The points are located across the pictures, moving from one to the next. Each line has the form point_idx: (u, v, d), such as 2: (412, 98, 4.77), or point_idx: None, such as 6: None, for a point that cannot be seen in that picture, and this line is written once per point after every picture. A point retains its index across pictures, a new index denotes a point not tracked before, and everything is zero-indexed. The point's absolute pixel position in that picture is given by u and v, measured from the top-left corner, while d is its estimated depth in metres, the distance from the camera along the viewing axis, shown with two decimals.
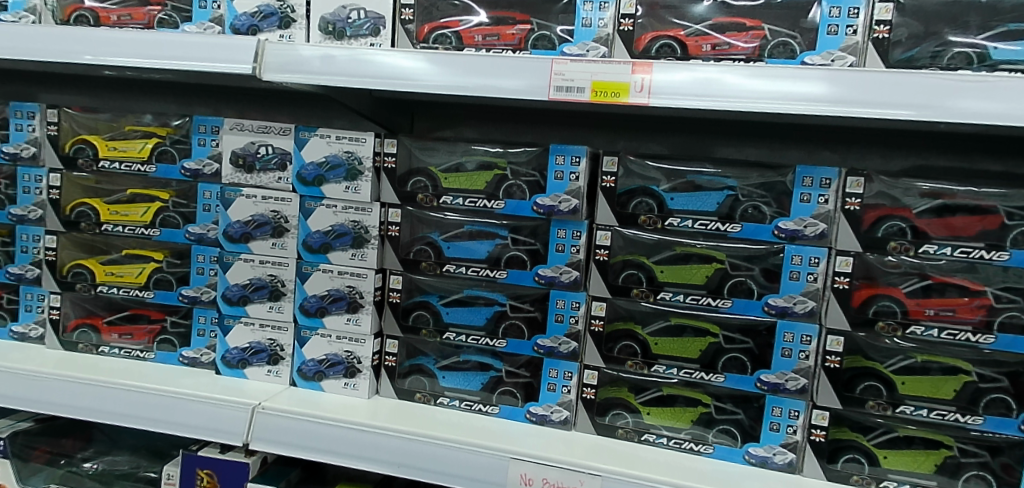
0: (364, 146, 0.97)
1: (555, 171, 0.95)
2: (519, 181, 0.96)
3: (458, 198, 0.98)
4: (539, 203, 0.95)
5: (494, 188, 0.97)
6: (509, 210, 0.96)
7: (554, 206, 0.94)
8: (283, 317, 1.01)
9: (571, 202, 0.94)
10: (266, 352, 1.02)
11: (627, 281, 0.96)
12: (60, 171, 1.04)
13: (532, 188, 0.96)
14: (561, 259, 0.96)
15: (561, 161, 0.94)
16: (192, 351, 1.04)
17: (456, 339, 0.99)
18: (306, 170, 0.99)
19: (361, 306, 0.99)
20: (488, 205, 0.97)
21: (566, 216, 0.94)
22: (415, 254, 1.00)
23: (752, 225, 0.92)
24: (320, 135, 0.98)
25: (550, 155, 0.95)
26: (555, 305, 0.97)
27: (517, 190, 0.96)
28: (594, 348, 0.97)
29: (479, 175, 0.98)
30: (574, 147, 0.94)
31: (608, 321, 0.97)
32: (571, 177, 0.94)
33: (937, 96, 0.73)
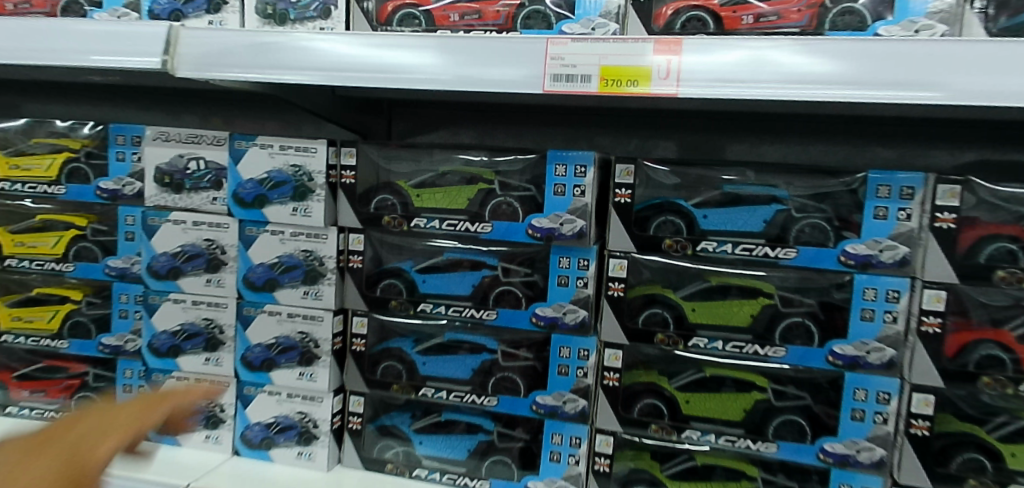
0: (315, 158, 0.78)
1: (554, 184, 0.74)
2: (510, 198, 0.76)
3: (434, 221, 0.78)
4: (535, 226, 0.75)
5: (478, 207, 0.77)
6: (499, 236, 0.76)
7: (554, 229, 0.74)
8: (222, 372, 0.82)
9: (576, 224, 0.74)
10: (203, 413, 0.83)
11: (649, 323, 0.75)
12: None
13: (526, 206, 0.75)
14: (563, 295, 0.76)
15: (561, 171, 0.74)
16: None
17: (434, 397, 0.80)
18: (244, 188, 0.79)
19: (316, 358, 0.80)
20: (471, 228, 0.77)
21: (569, 241, 0.74)
22: (383, 291, 0.80)
23: (811, 251, 0.71)
24: (260, 145, 0.78)
25: (548, 164, 0.74)
26: (558, 354, 0.77)
27: (507, 208, 0.76)
28: (607, 407, 0.77)
29: (460, 190, 0.78)
30: (578, 152, 0.74)
31: (624, 373, 0.77)
32: (576, 192, 0.74)
33: (961, 70, 0.53)
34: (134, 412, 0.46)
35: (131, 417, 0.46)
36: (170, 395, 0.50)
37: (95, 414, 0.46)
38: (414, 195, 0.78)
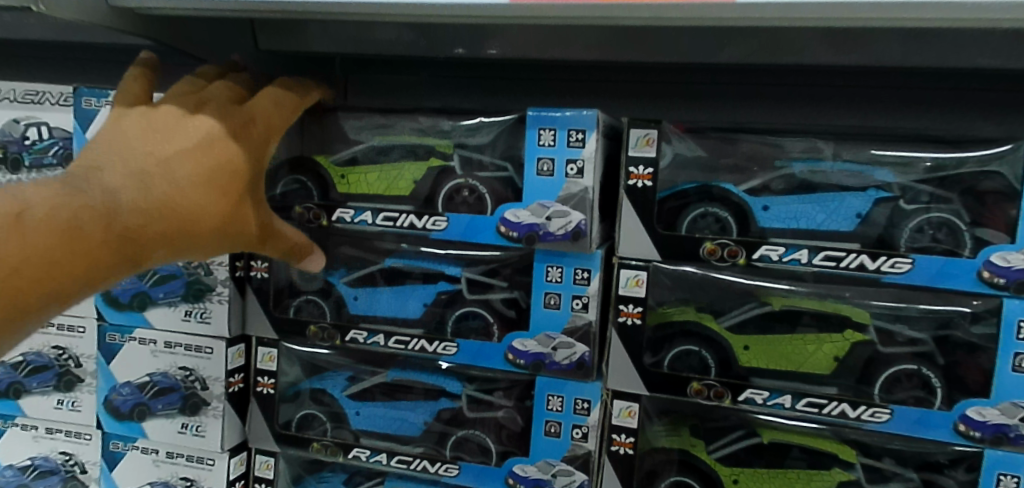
0: None
1: (536, 159, 0.50)
2: (473, 180, 0.52)
3: (364, 214, 0.53)
4: (507, 220, 0.50)
5: (428, 193, 0.53)
6: (457, 236, 0.51)
7: (538, 225, 0.50)
8: (81, 420, 0.59)
9: (569, 218, 0.49)
10: (58, 474, 0.60)
11: (678, 366, 0.51)
12: None
13: (497, 191, 0.51)
14: (552, 323, 0.52)
15: (548, 139, 0.49)
16: None
17: (369, 461, 0.56)
18: None
19: (204, 405, 0.56)
20: (418, 224, 0.52)
21: (561, 244, 0.49)
22: (299, 312, 0.56)
23: (934, 261, 0.45)
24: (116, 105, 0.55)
25: (527, 129, 0.50)
26: (545, 406, 0.53)
27: (469, 195, 0.52)
28: (615, 485, 0.53)
29: (402, 169, 0.53)
30: (572, 111, 0.49)
31: (642, 436, 0.53)
32: (568, 171, 0.49)
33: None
34: (291, 103, 0.48)
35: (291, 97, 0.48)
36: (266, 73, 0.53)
37: (227, 92, 0.46)
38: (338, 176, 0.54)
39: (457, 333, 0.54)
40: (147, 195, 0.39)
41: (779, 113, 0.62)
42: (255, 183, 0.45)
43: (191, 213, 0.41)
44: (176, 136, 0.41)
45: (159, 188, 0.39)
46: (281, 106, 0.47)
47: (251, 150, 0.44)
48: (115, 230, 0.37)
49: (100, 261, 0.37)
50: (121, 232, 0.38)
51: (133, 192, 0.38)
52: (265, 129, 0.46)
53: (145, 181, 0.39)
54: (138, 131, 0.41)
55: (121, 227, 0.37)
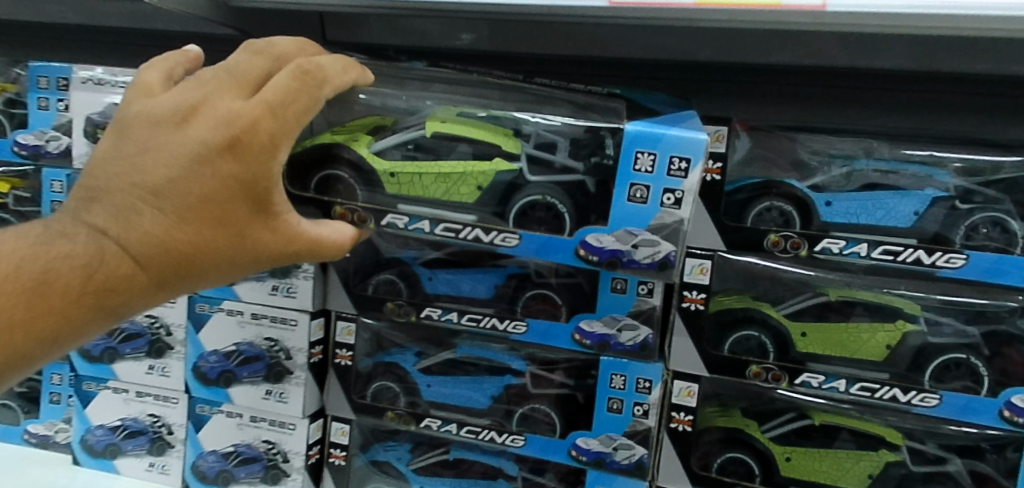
0: None
1: (630, 184, 0.48)
2: (554, 197, 0.51)
3: (421, 223, 0.51)
4: (587, 241, 0.49)
5: (500, 202, 0.52)
6: (527, 254, 0.50)
7: (621, 251, 0.48)
8: (170, 384, 0.63)
9: (658, 249, 0.48)
10: (146, 434, 0.64)
11: (739, 351, 0.54)
12: None
13: (581, 209, 0.50)
14: (617, 306, 0.55)
15: (645, 164, 0.47)
16: (41, 425, 0.68)
17: (440, 432, 0.60)
18: None
19: (288, 374, 0.60)
20: (484, 238, 0.51)
21: (646, 272, 0.48)
22: (376, 290, 0.60)
23: (989, 258, 0.48)
24: None
25: (623, 148, 0.48)
26: (608, 384, 0.56)
27: (545, 212, 0.51)
28: (673, 459, 0.56)
29: (462, 175, 0.52)
30: (679, 137, 0.46)
31: (700, 414, 0.56)
32: (663, 200, 0.47)
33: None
34: (297, 107, 0.42)
35: (298, 94, 0.42)
36: (290, 51, 0.47)
37: (226, 96, 0.41)
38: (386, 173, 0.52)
39: (526, 314, 0.57)
40: (131, 237, 0.37)
41: (831, 112, 0.64)
42: (266, 202, 0.41)
43: (181, 253, 0.39)
44: (167, 160, 0.38)
45: (139, 230, 0.37)
46: (284, 110, 0.41)
47: (249, 170, 0.40)
48: (103, 277, 0.36)
49: (65, 320, 0.35)
50: (94, 284, 0.36)
51: (111, 236, 0.37)
52: (271, 137, 0.40)
53: (127, 221, 0.37)
54: (125, 155, 0.39)
55: (104, 278, 0.36)
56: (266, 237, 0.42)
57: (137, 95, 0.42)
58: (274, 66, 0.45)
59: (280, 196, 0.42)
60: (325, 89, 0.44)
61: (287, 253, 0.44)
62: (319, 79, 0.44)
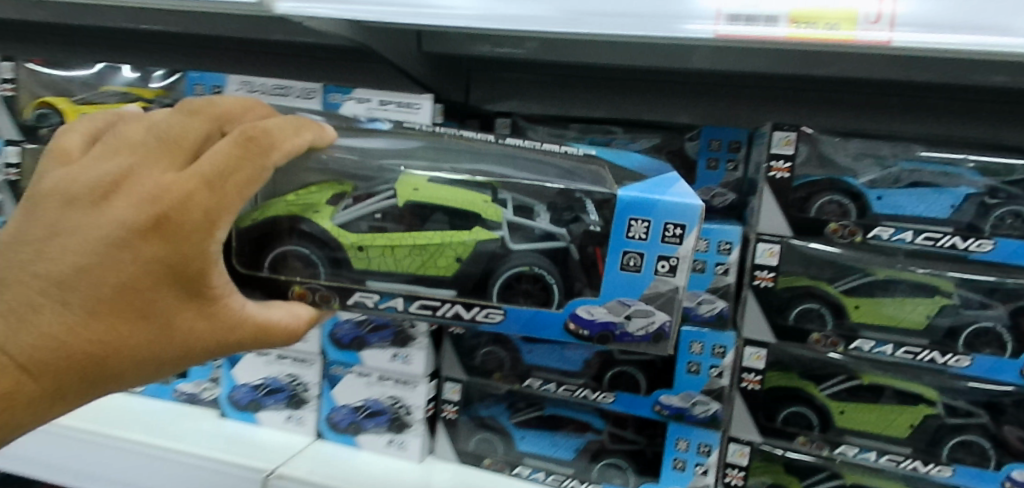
0: (419, 115, 0.68)
1: (623, 252, 0.49)
2: (541, 268, 0.52)
3: (395, 300, 0.53)
4: (578, 314, 0.51)
5: (479, 274, 0.54)
6: (517, 327, 0.53)
7: (614, 323, 0.51)
8: (308, 348, 0.74)
9: (651, 320, 0.50)
10: (285, 391, 0.75)
11: (802, 320, 0.65)
12: (20, 144, 0.77)
13: (568, 282, 0.52)
14: (699, 284, 0.65)
15: (639, 231, 0.49)
16: (191, 385, 0.80)
17: (541, 389, 0.72)
18: None
19: (412, 339, 0.70)
20: (467, 314, 0.53)
21: (639, 343, 0.51)
22: None
23: (1014, 245, 0.59)
24: (356, 99, 0.69)
25: (617, 215, 0.49)
26: (688, 350, 0.66)
27: (531, 284, 0.53)
28: (743, 412, 0.67)
29: (441, 247, 0.53)
30: (672, 203, 0.48)
31: (767, 376, 0.66)
32: (658, 267, 0.49)
33: None
34: (236, 180, 0.44)
35: (232, 170, 0.43)
36: (234, 109, 0.48)
37: (148, 171, 0.43)
38: (354, 248, 0.54)
39: None
40: (43, 341, 0.42)
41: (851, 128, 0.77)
42: (199, 290, 0.44)
43: (126, 347, 0.44)
44: (78, 254, 0.42)
45: (48, 334, 0.42)
46: (218, 186, 0.43)
47: (183, 257, 0.43)
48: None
49: None
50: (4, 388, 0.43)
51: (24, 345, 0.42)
52: (206, 220, 0.43)
53: (30, 325, 0.42)
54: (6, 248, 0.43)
55: (11, 386, 0.43)
56: (196, 327, 0.45)
57: (55, 171, 0.45)
58: (212, 126, 0.46)
59: (218, 280, 0.45)
60: (277, 160, 0.45)
61: (231, 341, 0.47)
62: (266, 144, 0.45)
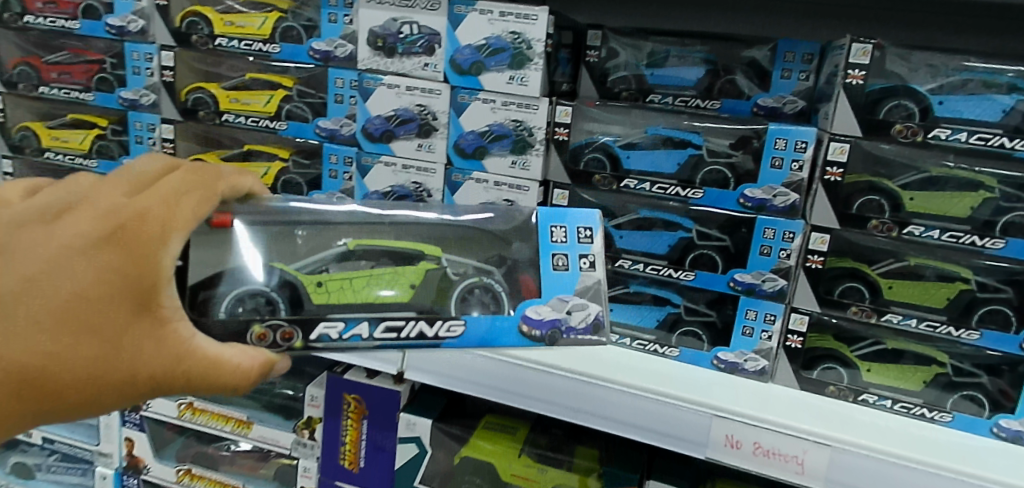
0: (536, 26, 0.77)
1: (552, 254, 0.60)
2: (488, 279, 0.59)
3: (360, 327, 0.55)
4: (526, 315, 0.58)
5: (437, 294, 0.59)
6: (472, 339, 0.57)
7: (560, 319, 0.58)
8: (433, 158, 0.85)
9: (588, 310, 0.58)
10: (411, 198, 0.87)
11: (863, 210, 0.75)
12: (173, 48, 0.91)
13: (512, 293, 0.59)
14: (776, 178, 0.77)
15: (561, 235, 0.60)
16: None
17: (631, 269, 0.85)
18: (461, 54, 0.80)
19: (531, 147, 0.82)
20: (429, 332, 0.56)
21: (583, 336, 0.58)
22: (587, 165, 0.84)
23: None
24: (480, 11, 0.78)
25: (542, 223, 0.61)
26: (762, 235, 0.78)
27: (483, 295, 0.59)
28: (806, 287, 0.80)
29: (394, 277, 0.59)
30: (581, 213, 0.60)
31: (829, 257, 0.78)
32: (581, 264, 0.59)
33: None
34: (183, 202, 0.48)
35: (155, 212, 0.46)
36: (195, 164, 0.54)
37: (103, 197, 0.47)
38: (313, 284, 0.57)
39: (703, 184, 0.80)
40: None
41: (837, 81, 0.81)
42: (150, 306, 0.46)
43: (82, 366, 0.45)
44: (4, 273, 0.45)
45: None
46: (139, 222, 0.46)
47: (128, 271, 0.45)
48: None
49: None
50: None
51: None
52: (161, 227, 0.46)
53: None
54: None
55: None
56: (145, 350, 0.46)
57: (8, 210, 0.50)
58: (170, 167, 0.51)
59: (169, 301, 0.47)
60: (208, 203, 0.49)
61: (177, 371, 0.47)
62: (210, 175, 0.51)
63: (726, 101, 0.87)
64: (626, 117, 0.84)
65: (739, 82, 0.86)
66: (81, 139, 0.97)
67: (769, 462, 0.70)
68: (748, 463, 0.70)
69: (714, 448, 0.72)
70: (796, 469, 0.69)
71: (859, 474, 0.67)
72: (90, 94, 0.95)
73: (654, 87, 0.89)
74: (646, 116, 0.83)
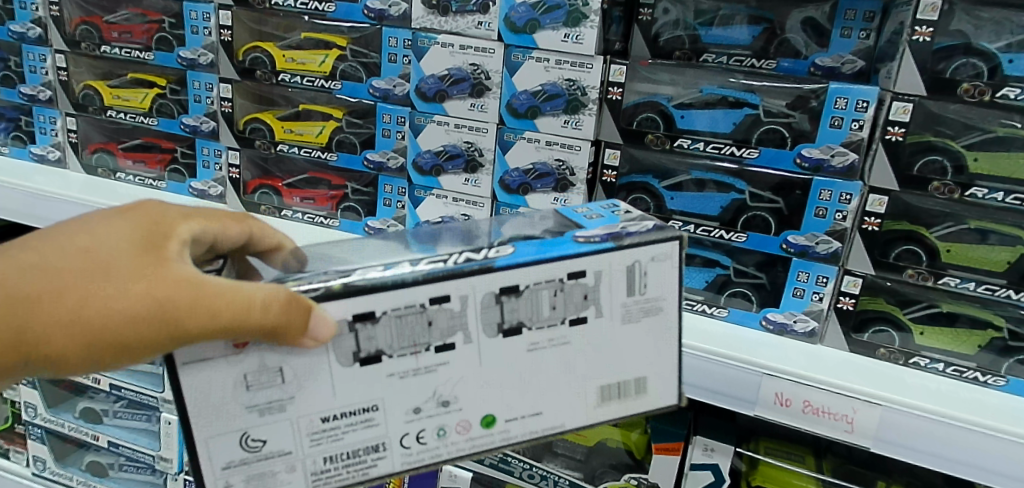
0: None
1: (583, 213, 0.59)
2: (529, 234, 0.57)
3: (400, 265, 0.51)
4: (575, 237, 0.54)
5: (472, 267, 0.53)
6: (528, 254, 0.52)
7: (614, 231, 0.54)
8: (486, 118, 0.86)
9: (639, 223, 0.55)
10: (463, 157, 0.89)
11: (924, 171, 0.74)
12: (231, 8, 0.93)
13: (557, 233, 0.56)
14: (834, 138, 0.76)
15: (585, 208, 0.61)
16: (379, 222, 0.97)
17: (681, 230, 0.85)
18: (516, 12, 0.80)
19: (584, 107, 0.82)
20: (479, 256, 0.52)
21: (643, 234, 0.54)
22: (640, 125, 0.84)
23: None
24: None
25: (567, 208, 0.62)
26: (818, 197, 0.78)
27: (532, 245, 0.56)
28: (861, 249, 0.79)
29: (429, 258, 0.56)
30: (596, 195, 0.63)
31: (886, 219, 0.77)
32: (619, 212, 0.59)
33: None
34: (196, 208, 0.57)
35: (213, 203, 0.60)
36: None
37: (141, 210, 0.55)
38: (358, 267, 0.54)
39: (759, 144, 0.80)
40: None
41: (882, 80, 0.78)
42: (156, 246, 0.48)
43: (75, 298, 0.45)
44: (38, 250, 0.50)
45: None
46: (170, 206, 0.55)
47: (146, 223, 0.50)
48: None
49: None
50: None
51: None
52: (177, 210, 0.52)
53: None
54: None
55: None
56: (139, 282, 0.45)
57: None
58: None
59: (175, 247, 0.48)
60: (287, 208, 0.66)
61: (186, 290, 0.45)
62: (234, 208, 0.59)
63: (782, 61, 0.84)
64: (681, 77, 0.83)
65: (796, 40, 0.83)
66: (141, 98, 1.01)
67: (819, 420, 0.70)
68: (797, 420, 0.71)
69: (764, 405, 0.72)
70: (846, 427, 0.69)
71: (911, 434, 0.68)
72: (150, 53, 0.98)
73: (708, 46, 0.85)
74: (700, 75, 0.82)
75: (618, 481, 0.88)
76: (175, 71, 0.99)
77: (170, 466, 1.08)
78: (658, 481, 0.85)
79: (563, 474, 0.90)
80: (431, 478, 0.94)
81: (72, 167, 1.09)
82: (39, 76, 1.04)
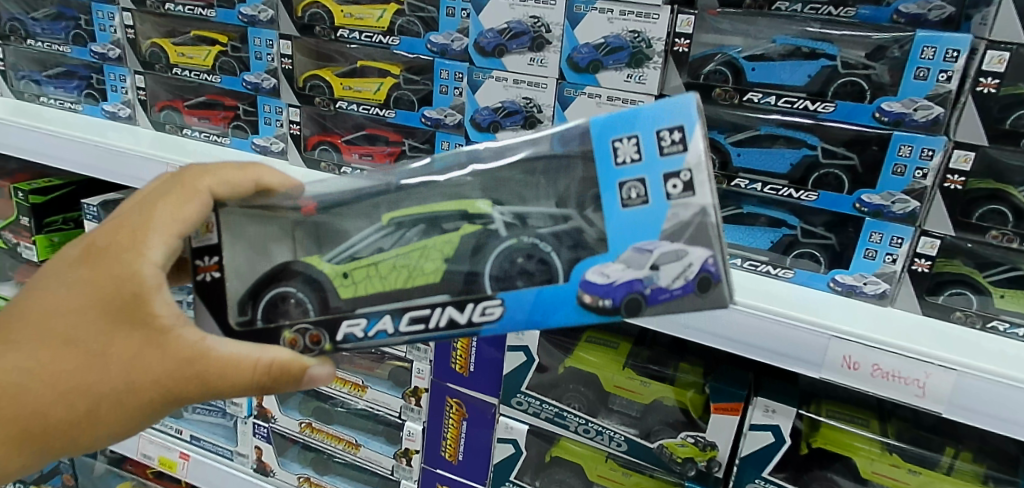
0: (657, 24, 0.78)
1: (620, 184, 0.48)
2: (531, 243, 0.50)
3: (384, 322, 0.52)
4: (590, 279, 0.49)
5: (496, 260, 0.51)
6: (514, 317, 0.50)
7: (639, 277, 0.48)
8: (546, 72, 0.84)
9: (683, 263, 0.47)
10: (521, 114, 0.87)
11: (1018, 125, 0.70)
12: (295, 37, 0.98)
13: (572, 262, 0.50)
14: (919, 90, 0.72)
15: (629, 150, 0.48)
16: (436, 112, 0.93)
17: (748, 188, 0.83)
18: (579, 53, 0.82)
19: (648, 60, 0.80)
20: (461, 316, 0.50)
21: (681, 293, 0.47)
22: (708, 78, 0.80)
23: None
24: (600, 10, 0.80)
25: (600, 142, 0.49)
26: (896, 153, 0.75)
27: (526, 260, 0.50)
28: (941, 210, 0.75)
29: (427, 251, 0.52)
30: (653, 111, 0.47)
31: (971, 178, 0.73)
32: (669, 188, 0.47)
33: None
34: (171, 204, 0.50)
35: (176, 189, 0.51)
36: None
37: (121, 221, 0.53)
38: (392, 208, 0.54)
39: (835, 97, 0.77)
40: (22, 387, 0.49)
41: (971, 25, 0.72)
42: (134, 315, 0.48)
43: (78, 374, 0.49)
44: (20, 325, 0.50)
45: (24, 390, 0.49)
46: (152, 207, 0.50)
47: (126, 276, 0.48)
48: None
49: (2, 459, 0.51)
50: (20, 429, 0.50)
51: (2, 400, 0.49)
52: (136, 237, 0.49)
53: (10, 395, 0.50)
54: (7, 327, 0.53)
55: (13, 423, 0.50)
56: (120, 347, 0.49)
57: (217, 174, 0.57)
58: None
59: (163, 309, 0.49)
60: (244, 172, 0.53)
61: (186, 372, 0.49)
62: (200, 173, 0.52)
63: (863, 7, 0.75)
64: (751, 27, 0.79)
65: None
66: (204, 55, 1.05)
67: (888, 384, 0.68)
68: (866, 384, 0.69)
69: (830, 368, 0.70)
70: (917, 392, 0.67)
71: (988, 401, 0.65)
72: (213, 10, 1.01)
73: None
74: (773, 25, 0.78)
75: (675, 439, 0.87)
76: (236, 28, 1.02)
77: (241, 409, 1.14)
78: (715, 441, 0.84)
79: (619, 429, 0.90)
80: (487, 430, 0.96)
81: (142, 124, 1.13)
82: (109, 35, 1.09)
